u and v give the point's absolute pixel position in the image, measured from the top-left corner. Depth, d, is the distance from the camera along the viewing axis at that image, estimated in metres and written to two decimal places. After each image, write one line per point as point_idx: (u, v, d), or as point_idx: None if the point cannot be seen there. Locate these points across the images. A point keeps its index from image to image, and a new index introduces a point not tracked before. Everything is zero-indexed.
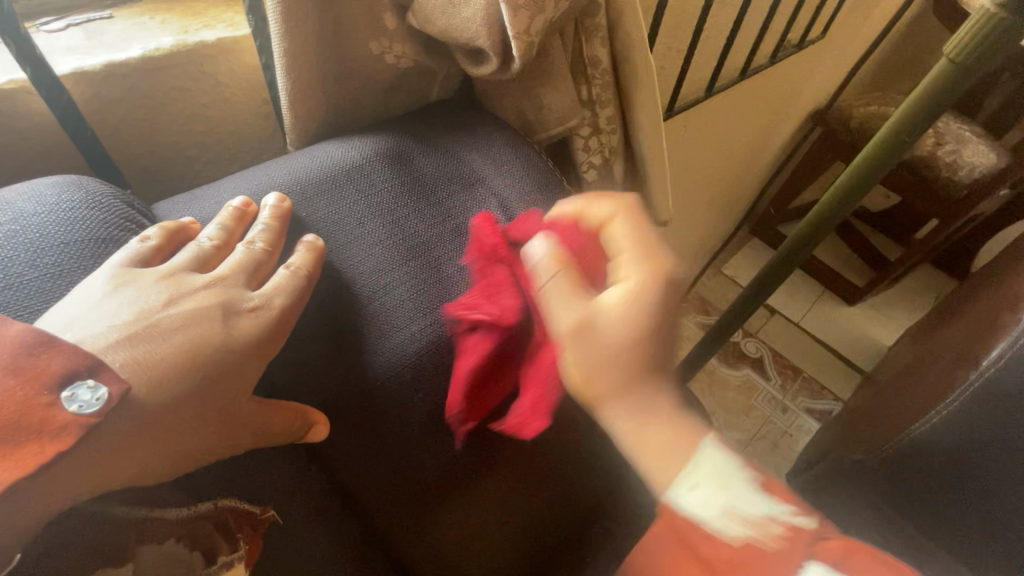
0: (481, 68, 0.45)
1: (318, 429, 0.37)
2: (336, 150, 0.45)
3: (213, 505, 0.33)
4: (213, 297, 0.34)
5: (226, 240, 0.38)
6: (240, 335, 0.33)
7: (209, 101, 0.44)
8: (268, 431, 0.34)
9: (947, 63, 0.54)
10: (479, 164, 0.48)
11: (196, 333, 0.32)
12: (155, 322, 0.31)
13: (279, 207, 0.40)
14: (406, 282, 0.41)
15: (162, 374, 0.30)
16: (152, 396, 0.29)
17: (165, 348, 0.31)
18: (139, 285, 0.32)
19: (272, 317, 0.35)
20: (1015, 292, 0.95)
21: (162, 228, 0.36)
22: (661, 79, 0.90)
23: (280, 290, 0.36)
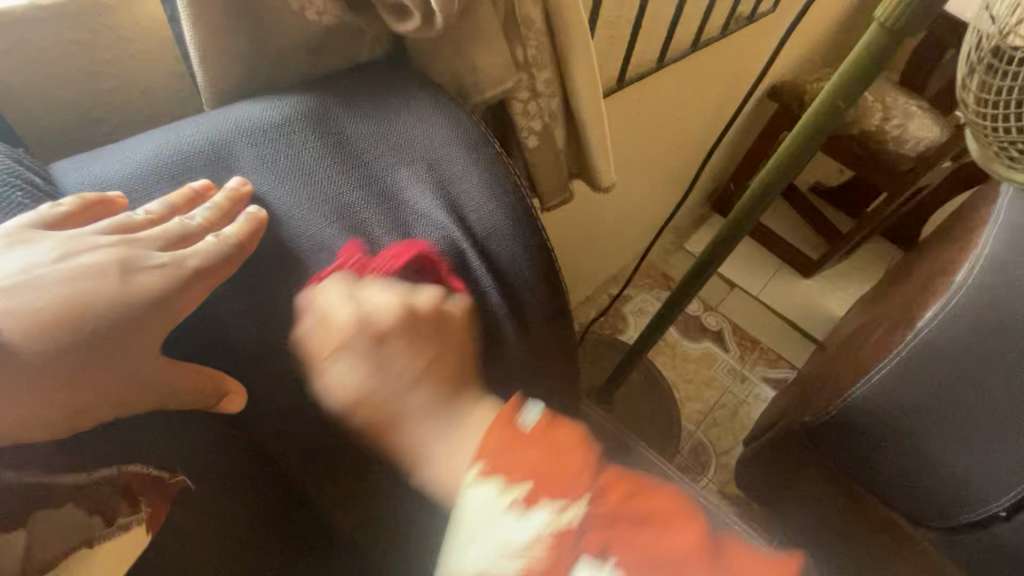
0: (404, 25, 0.44)
1: (233, 398, 0.37)
2: (254, 109, 0.43)
3: (116, 469, 0.34)
4: (115, 254, 0.32)
5: (164, 216, 0.36)
6: (133, 291, 0.32)
7: (112, 58, 0.41)
8: (175, 396, 0.34)
9: (879, 28, 0.57)
10: (408, 127, 0.47)
11: (87, 288, 0.31)
12: (37, 277, 0.30)
13: (239, 190, 0.38)
14: (330, 247, 0.41)
15: (43, 325, 0.29)
16: (32, 345, 0.29)
17: (40, 298, 0.30)
18: (35, 243, 0.31)
19: (179, 277, 0.34)
20: (948, 257, 1.00)
21: (80, 198, 0.34)
22: (611, 49, 0.90)
23: (198, 253, 0.35)
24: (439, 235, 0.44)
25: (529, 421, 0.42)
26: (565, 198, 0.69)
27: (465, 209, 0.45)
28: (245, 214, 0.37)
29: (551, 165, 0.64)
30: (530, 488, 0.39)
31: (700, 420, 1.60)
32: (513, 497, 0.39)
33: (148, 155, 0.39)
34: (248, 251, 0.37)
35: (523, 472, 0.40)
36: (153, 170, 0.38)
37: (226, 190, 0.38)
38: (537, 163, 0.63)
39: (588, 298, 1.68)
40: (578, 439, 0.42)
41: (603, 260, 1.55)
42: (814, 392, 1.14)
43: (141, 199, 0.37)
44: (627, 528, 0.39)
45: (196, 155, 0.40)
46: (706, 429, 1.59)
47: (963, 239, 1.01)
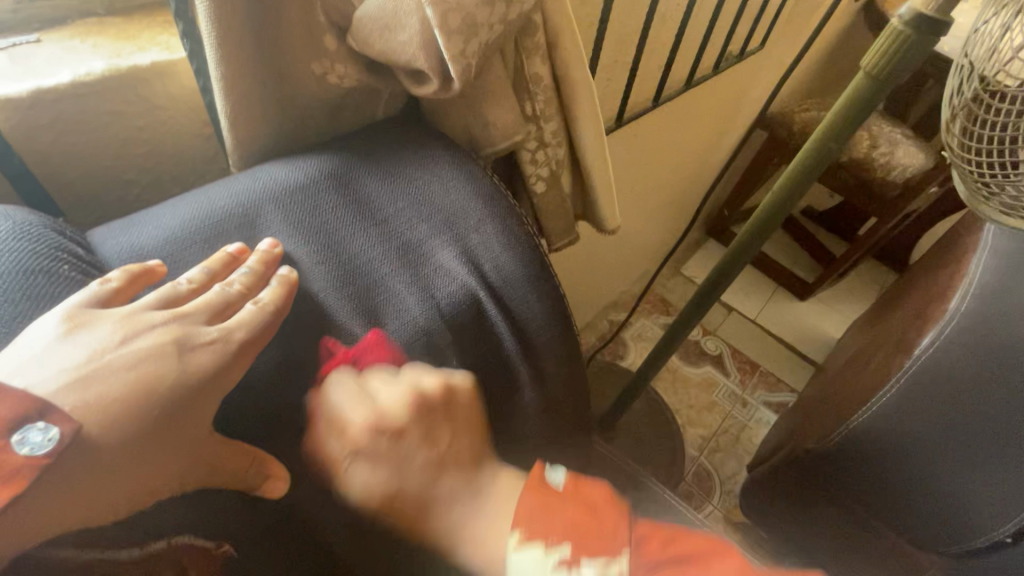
0: (421, 88, 0.46)
1: (276, 482, 0.38)
2: (279, 170, 0.45)
3: (166, 542, 0.34)
4: (170, 333, 0.34)
5: (204, 283, 0.38)
6: (193, 369, 0.33)
7: (145, 124, 0.43)
8: (223, 471, 0.35)
9: (864, 77, 0.62)
10: (426, 181, 0.49)
11: (150, 371, 0.32)
12: (105, 363, 0.31)
13: (269, 253, 0.40)
14: (352, 301, 0.42)
15: (115, 413, 0.30)
16: (108, 434, 0.30)
17: (114, 385, 0.31)
18: (94, 326, 0.32)
19: (229, 351, 0.35)
20: (942, 284, 1.02)
21: (125, 271, 0.35)
22: (609, 91, 0.94)
23: (242, 324, 0.36)
24: (458, 286, 0.45)
25: (556, 480, 0.46)
26: (571, 238, 0.71)
27: (481, 259, 0.47)
28: (275, 278, 0.39)
29: (558, 208, 0.66)
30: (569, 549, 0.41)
31: (704, 446, 1.60)
32: (559, 558, 0.40)
33: (181, 220, 0.40)
34: (283, 316, 0.39)
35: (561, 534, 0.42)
36: (186, 235, 0.40)
37: (258, 251, 0.40)
38: (544, 207, 0.65)
39: (589, 325, 1.70)
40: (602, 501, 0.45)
41: (603, 287, 1.57)
42: (816, 417, 1.15)
43: (179, 266, 0.39)
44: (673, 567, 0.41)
45: (226, 218, 0.41)
46: (709, 454, 1.59)
47: (954, 266, 1.04)
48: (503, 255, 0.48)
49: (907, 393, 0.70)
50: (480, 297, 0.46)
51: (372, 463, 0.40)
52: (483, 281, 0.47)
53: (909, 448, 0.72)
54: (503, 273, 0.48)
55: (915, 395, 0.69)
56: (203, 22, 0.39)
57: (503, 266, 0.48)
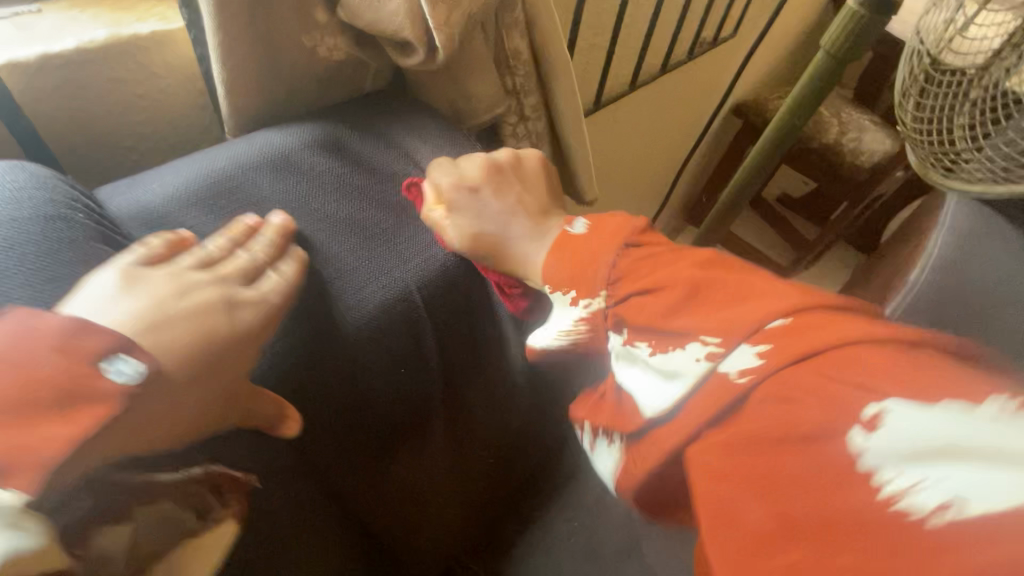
0: (408, 59, 0.49)
1: (291, 423, 0.39)
2: (275, 136, 0.48)
3: (204, 468, 0.36)
4: (216, 292, 0.36)
5: (230, 250, 0.40)
6: (241, 324, 0.36)
7: (144, 91, 0.45)
8: (254, 416, 0.37)
9: (824, 55, 0.67)
10: (414, 148, 0.52)
11: (206, 322, 0.35)
12: (168, 313, 0.33)
13: (284, 224, 0.42)
14: (350, 254, 0.44)
15: (183, 355, 0.33)
16: (178, 372, 0.32)
17: (175, 331, 0.33)
18: (144, 281, 0.34)
19: (269, 310, 0.38)
20: (903, 259, 1.08)
21: (167, 240, 0.38)
22: (587, 74, 0.97)
23: (274, 288, 0.39)
24: None
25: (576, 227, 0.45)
26: None
27: None
28: (290, 253, 0.41)
29: None
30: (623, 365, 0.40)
31: None
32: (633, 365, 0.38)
33: (184, 180, 0.42)
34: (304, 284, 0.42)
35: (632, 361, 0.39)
36: (188, 191, 0.42)
37: (273, 225, 0.42)
38: None
39: None
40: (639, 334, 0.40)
41: None
42: None
43: (182, 221, 0.41)
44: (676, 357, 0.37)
45: (227, 179, 0.44)
46: None
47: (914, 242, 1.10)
48: None
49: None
50: None
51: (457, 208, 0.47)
52: None
53: None
54: None
55: None
56: None
57: None
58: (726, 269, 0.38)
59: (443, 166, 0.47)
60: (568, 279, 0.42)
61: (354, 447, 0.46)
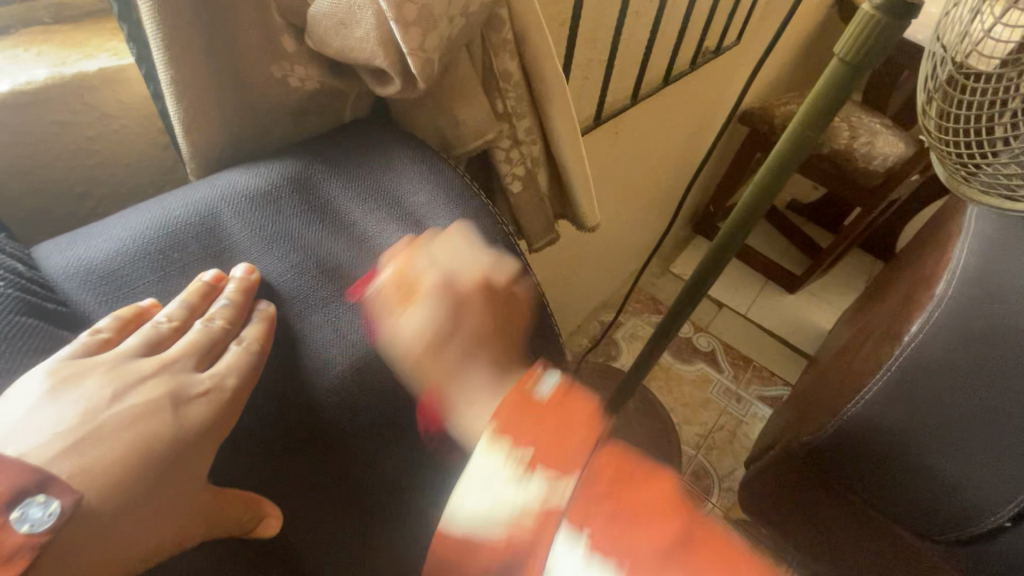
0: (385, 88, 0.45)
1: (269, 521, 0.36)
2: (239, 177, 0.43)
3: None
4: (160, 387, 0.33)
5: (186, 320, 0.36)
6: (189, 423, 0.32)
7: (96, 134, 0.41)
8: (221, 523, 0.33)
9: (838, 64, 0.62)
10: (395, 184, 0.48)
11: (149, 428, 0.31)
12: (100, 424, 0.30)
13: (247, 279, 0.39)
14: (318, 306, 0.40)
15: (116, 474, 0.29)
16: (114, 498, 0.29)
17: (109, 447, 0.30)
18: (82, 385, 0.31)
19: (226, 400, 0.34)
20: (927, 270, 1.03)
21: (117, 317, 0.34)
22: (586, 89, 0.93)
23: (231, 368, 0.35)
24: (434, 291, 0.44)
25: (544, 391, 0.43)
26: (551, 238, 0.70)
27: None
28: (255, 313, 0.38)
29: (537, 207, 0.65)
30: (531, 455, 0.40)
31: (701, 444, 1.58)
32: (519, 461, 0.40)
33: (134, 230, 0.38)
34: (269, 351, 0.38)
35: (530, 440, 0.41)
36: (139, 244, 0.37)
37: (234, 279, 0.38)
38: (523, 206, 0.64)
39: (579, 327, 1.69)
40: (589, 414, 0.43)
41: (592, 288, 1.56)
42: (809, 409, 1.15)
43: (134, 280, 0.36)
44: (606, 519, 0.38)
45: (182, 227, 0.39)
46: (706, 452, 1.57)
47: (939, 252, 1.04)
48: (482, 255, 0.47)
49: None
50: (456, 300, 0.45)
51: (431, 311, 0.43)
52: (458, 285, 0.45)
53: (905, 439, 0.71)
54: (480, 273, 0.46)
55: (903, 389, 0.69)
56: (147, 23, 0.37)
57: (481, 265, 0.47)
58: (698, 527, 0.38)
59: (434, 289, 0.43)
60: (538, 448, 0.40)
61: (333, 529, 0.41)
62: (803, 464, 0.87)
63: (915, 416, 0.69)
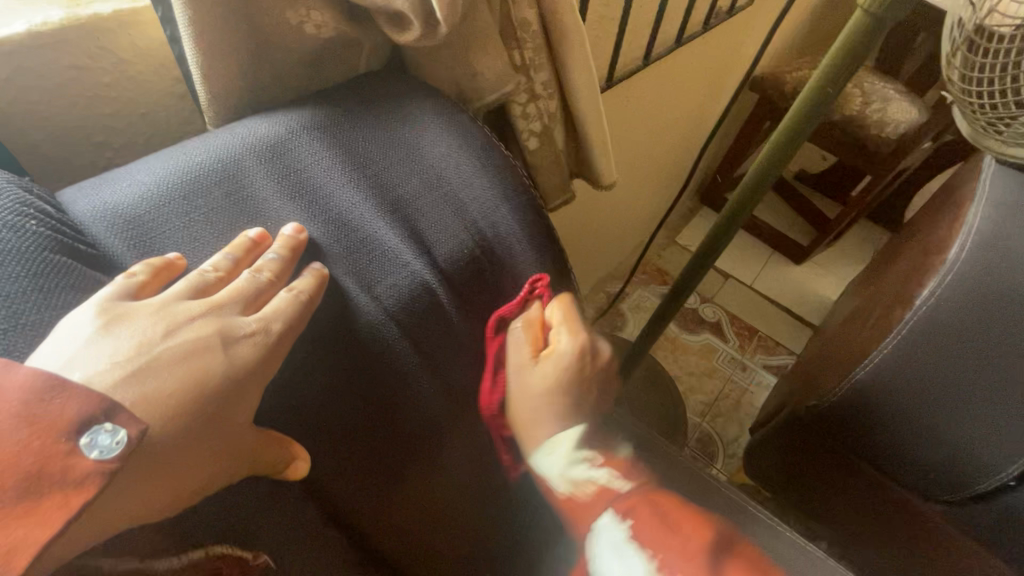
0: (404, 34, 0.44)
1: (300, 464, 0.37)
2: (257, 125, 0.42)
3: (204, 551, 0.34)
4: (210, 325, 0.33)
5: (231, 271, 0.36)
6: (239, 362, 0.33)
7: (114, 80, 0.41)
8: (260, 462, 0.34)
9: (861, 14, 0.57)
10: (414, 135, 0.47)
11: (200, 364, 0.31)
12: (154, 356, 0.30)
13: (295, 238, 0.38)
14: (346, 256, 0.40)
15: (170, 407, 0.29)
16: (169, 429, 0.29)
17: (167, 379, 0.30)
18: (133, 320, 0.31)
19: (270, 343, 0.34)
20: (939, 235, 1.02)
21: (149, 265, 0.33)
22: (598, 51, 0.91)
23: (278, 313, 0.35)
24: (457, 243, 0.44)
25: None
26: (565, 197, 0.70)
27: (477, 215, 0.46)
28: (308, 269, 0.38)
29: (553, 163, 0.65)
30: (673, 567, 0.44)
31: (707, 411, 1.63)
32: None
33: (156, 177, 0.37)
34: (315, 304, 0.37)
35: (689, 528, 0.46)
36: (163, 190, 0.37)
37: (283, 236, 0.38)
38: (539, 163, 0.64)
39: (586, 298, 1.71)
40: None
41: (599, 260, 1.57)
42: (815, 374, 1.16)
43: (163, 224, 0.36)
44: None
45: (205, 174, 0.38)
46: (711, 420, 1.62)
47: (950, 218, 1.03)
48: (500, 208, 0.47)
49: (909, 345, 0.69)
50: (477, 254, 0.45)
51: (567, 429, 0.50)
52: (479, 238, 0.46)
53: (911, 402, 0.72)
54: (500, 227, 0.47)
55: (912, 350, 0.69)
56: None
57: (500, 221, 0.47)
58: None
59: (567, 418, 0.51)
60: None
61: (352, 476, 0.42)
62: (808, 427, 0.89)
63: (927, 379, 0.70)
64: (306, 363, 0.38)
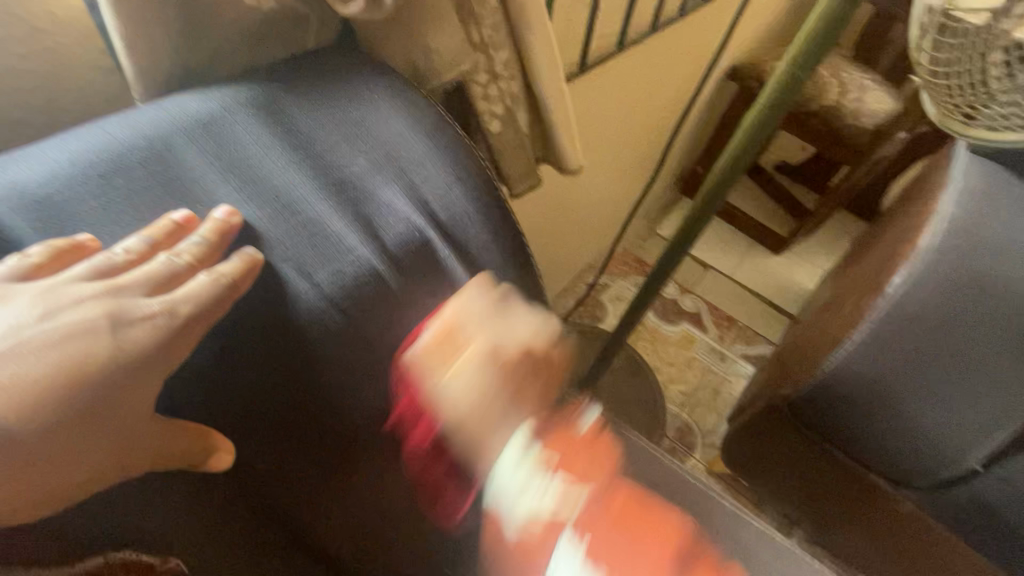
0: (348, 7, 0.41)
1: (221, 455, 0.35)
2: (189, 101, 0.40)
3: (102, 558, 0.33)
4: (100, 307, 0.30)
5: (145, 254, 0.33)
6: (130, 347, 0.30)
7: (27, 51, 0.38)
8: (163, 454, 0.32)
9: None
10: (362, 114, 0.44)
11: (80, 348, 0.29)
12: (25, 340, 0.28)
13: (227, 222, 0.35)
14: (284, 240, 0.38)
15: (38, 395, 0.27)
16: (35, 419, 0.27)
17: (36, 364, 0.28)
18: (9, 303, 0.29)
19: (171, 328, 0.31)
20: (912, 224, 1.02)
21: (47, 246, 0.31)
22: (571, 35, 0.89)
23: (188, 297, 0.32)
24: (405, 227, 0.42)
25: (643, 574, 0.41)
26: (532, 183, 0.68)
27: (428, 198, 0.44)
28: (238, 254, 0.35)
29: (517, 147, 0.63)
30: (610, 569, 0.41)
31: (686, 401, 1.63)
32: None
33: (71, 154, 0.34)
34: (243, 291, 0.35)
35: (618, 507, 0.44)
36: (78, 168, 0.34)
37: (213, 220, 0.35)
38: (502, 147, 0.61)
39: (565, 289, 1.70)
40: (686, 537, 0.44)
41: (577, 250, 1.55)
42: (791, 363, 1.16)
43: (76, 205, 0.33)
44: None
45: (127, 152, 0.36)
46: (690, 410, 1.62)
47: (924, 207, 1.04)
48: (453, 191, 0.45)
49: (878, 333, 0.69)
50: (428, 239, 0.43)
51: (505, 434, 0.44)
52: (430, 222, 0.44)
53: (875, 397, 0.72)
54: (452, 211, 0.45)
55: (880, 340, 0.69)
56: None
57: (453, 205, 0.45)
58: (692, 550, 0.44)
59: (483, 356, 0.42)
60: None
61: (286, 475, 0.40)
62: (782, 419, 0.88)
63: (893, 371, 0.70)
64: (232, 352, 0.36)
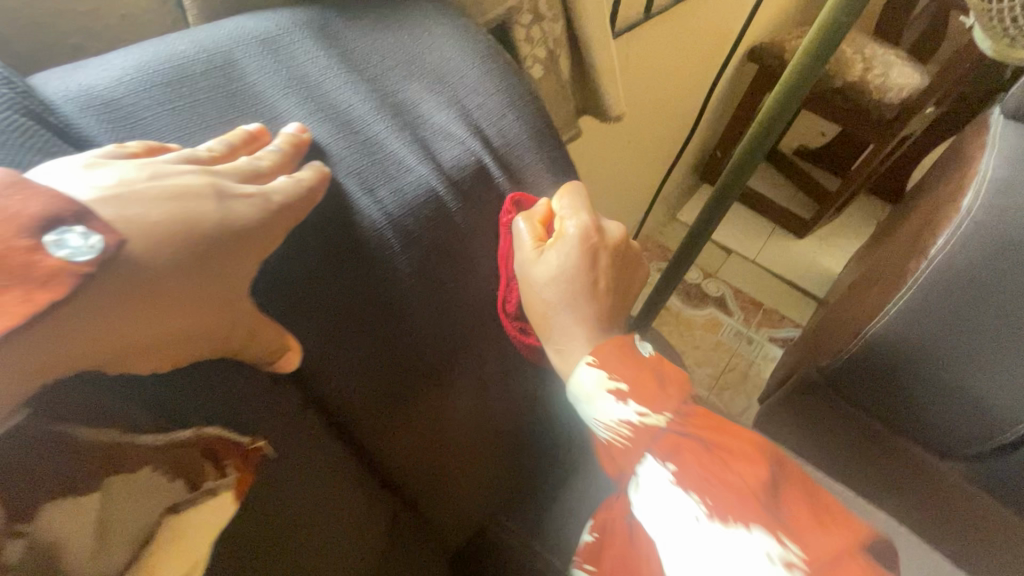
0: None
1: (290, 355, 0.33)
2: (245, 20, 0.39)
3: (194, 431, 0.31)
4: (204, 178, 0.29)
5: (227, 155, 0.32)
6: (237, 218, 0.29)
7: None
8: (257, 340, 0.31)
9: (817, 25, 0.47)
10: (411, 39, 0.44)
11: (192, 208, 0.27)
12: (138, 191, 0.26)
13: (297, 136, 0.35)
14: (346, 155, 0.37)
15: (158, 238, 0.26)
16: (158, 257, 0.26)
17: (152, 210, 0.26)
18: (116, 165, 0.27)
19: (270, 211, 0.31)
20: (946, 190, 1.00)
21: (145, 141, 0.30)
22: None
23: (281, 189, 0.32)
24: (462, 150, 0.42)
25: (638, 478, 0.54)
26: (572, 133, 0.67)
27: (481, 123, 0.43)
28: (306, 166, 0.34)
29: (557, 95, 0.62)
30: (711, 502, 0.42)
31: (714, 385, 1.61)
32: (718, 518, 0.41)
33: (137, 64, 0.34)
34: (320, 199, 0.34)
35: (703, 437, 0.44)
36: (147, 77, 0.34)
37: (284, 135, 0.35)
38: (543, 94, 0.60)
39: None
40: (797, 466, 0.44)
41: None
42: (823, 339, 1.13)
43: (148, 110, 0.33)
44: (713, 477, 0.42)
45: (191, 64, 0.35)
46: (719, 393, 1.59)
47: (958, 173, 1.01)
48: (505, 117, 0.44)
49: (928, 294, 0.65)
50: (484, 163, 0.43)
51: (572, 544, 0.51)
52: (485, 147, 0.43)
53: (929, 357, 0.68)
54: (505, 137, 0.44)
55: (922, 307, 0.66)
56: None
57: (505, 130, 0.44)
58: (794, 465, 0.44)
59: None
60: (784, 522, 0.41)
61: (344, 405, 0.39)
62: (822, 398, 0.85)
63: (945, 337, 0.66)
64: (308, 266, 0.35)
